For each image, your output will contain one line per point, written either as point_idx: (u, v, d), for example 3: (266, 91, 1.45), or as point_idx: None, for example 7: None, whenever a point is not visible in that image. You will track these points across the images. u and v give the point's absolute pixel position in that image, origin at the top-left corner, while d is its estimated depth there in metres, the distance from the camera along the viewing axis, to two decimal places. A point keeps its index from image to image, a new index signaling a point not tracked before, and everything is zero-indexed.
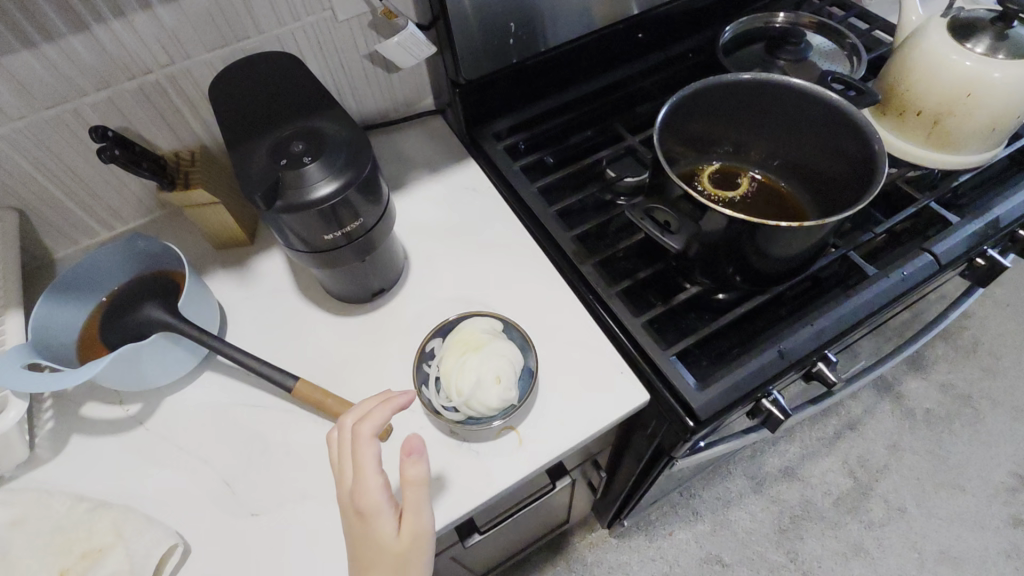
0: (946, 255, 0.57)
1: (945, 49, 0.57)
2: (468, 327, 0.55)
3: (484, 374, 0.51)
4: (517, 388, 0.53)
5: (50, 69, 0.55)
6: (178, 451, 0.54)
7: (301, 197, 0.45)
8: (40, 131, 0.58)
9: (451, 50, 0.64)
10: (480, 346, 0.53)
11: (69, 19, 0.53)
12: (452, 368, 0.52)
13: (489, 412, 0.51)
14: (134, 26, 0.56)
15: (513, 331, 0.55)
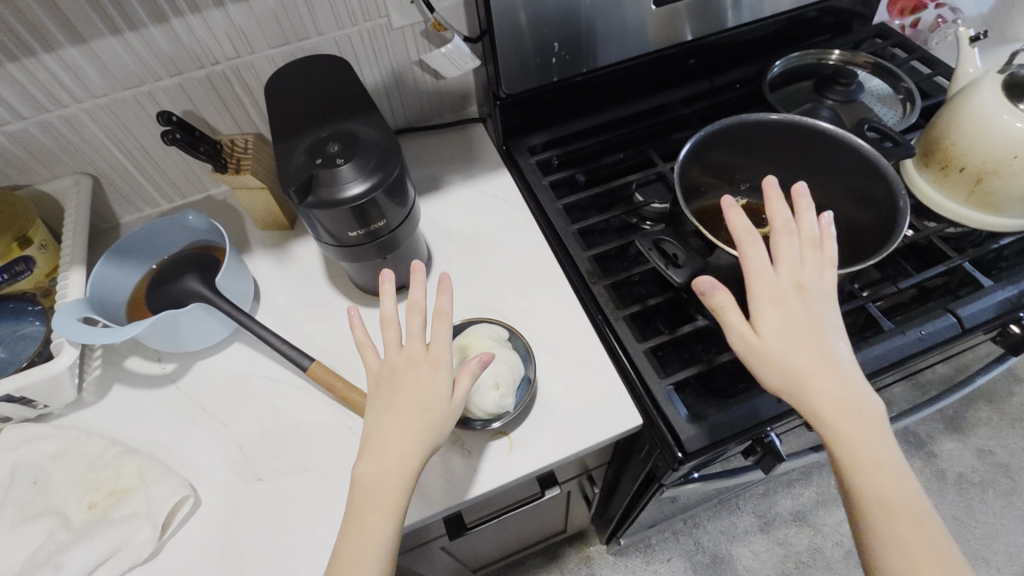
0: (970, 319, 0.56)
1: (995, 106, 0.55)
2: (475, 332, 0.58)
3: (484, 378, 0.54)
4: (515, 396, 0.55)
5: (131, 54, 0.61)
6: (201, 412, 0.59)
7: (331, 195, 0.49)
8: (118, 107, 0.64)
9: (495, 64, 0.67)
10: (483, 352, 0.55)
11: (152, 11, 0.58)
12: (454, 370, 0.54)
13: (484, 414, 0.53)
14: (207, 21, 0.61)
15: (517, 341, 0.58)
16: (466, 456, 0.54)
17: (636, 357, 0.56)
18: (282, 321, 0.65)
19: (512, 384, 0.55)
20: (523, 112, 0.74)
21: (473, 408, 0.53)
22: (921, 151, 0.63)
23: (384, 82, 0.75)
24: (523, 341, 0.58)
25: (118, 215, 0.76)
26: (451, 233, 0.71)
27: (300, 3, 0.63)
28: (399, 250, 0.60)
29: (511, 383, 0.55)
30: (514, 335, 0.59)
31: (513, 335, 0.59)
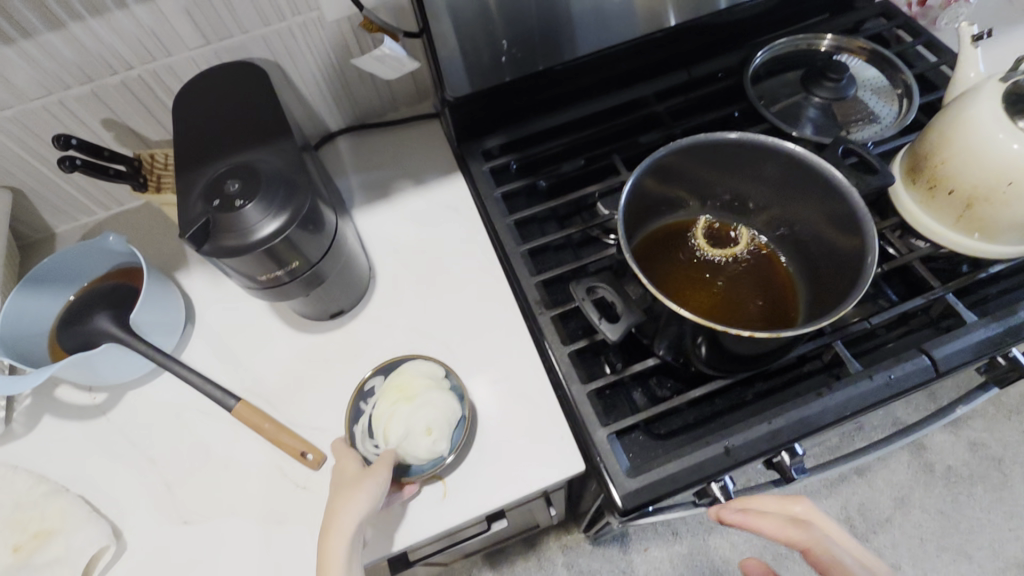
0: (946, 361, 0.51)
1: (990, 123, 0.49)
2: (408, 369, 0.55)
3: (414, 426, 0.51)
4: (452, 438, 0.52)
5: (32, 65, 0.55)
6: (129, 447, 0.57)
7: (231, 242, 0.44)
8: (28, 120, 0.59)
9: (438, 65, 0.61)
10: (413, 397, 0.52)
11: (46, 18, 0.53)
12: (383, 416, 0.52)
13: (416, 461, 0.52)
14: (112, 25, 0.55)
15: (453, 379, 0.55)
16: (397, 501, 0.52)
17: (576, 399, 0.52)
18: (217, 347, 0.62)
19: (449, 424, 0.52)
20: (473, 110, 0.68)
21: (403, 457, 0.51)
22: (910, 166, 0.57)
23: (325, 78, 0.69)
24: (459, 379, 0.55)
25: (53, 226, 0.72)
26: (397, 248, 0.67)
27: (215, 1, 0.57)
28: (330, 282, 0.56)
29: (445, 425, 0.52)
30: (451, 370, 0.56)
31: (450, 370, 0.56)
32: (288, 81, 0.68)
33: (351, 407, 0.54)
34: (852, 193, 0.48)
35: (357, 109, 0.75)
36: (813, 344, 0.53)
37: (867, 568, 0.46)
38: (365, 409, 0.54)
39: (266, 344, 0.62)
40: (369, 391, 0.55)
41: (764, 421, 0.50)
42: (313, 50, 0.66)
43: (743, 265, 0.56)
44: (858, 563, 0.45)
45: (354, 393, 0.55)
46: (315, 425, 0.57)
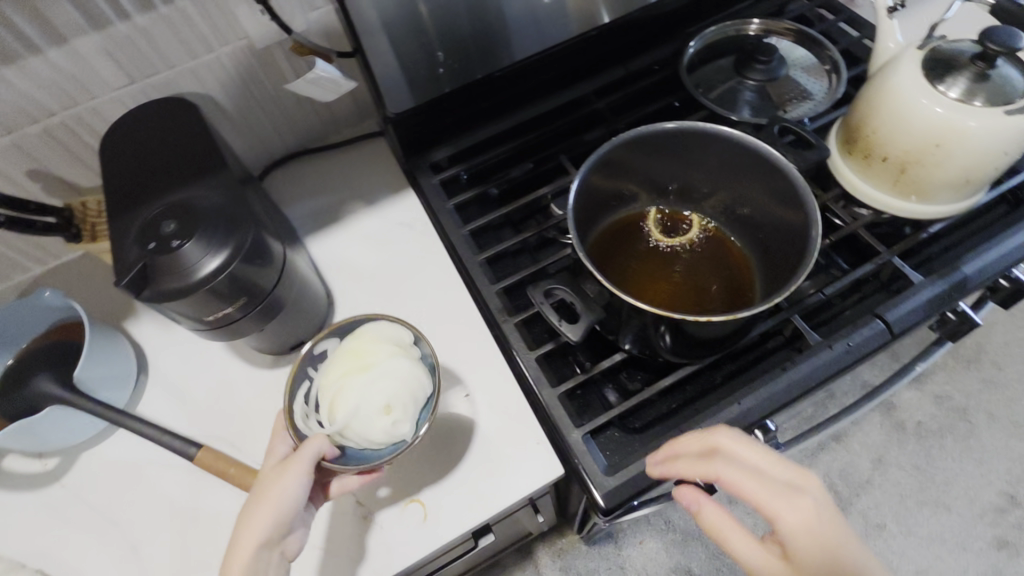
0: (899, 324, 0.52)
1: (914, 90, 0.51)
2: (370, 332, 0.52)
3: (374, 400, 0.48)
4: (411, 420, 0.48)
5: None
6: (90, 511, 0.54)
7: (173, 285, 0.43)
8: None
9: (375, 82, 0.61)
10: (367, 365, 0.49)
11: None
12: (333, 386, 0.49)
13: (370, 445, 0.48)
14: (26, 72, 0.52)
15: (422, 348, 0.52)
16: (370, 522, 0.52)
17: (548, 404, 0.52)
18: (174, 395, 0.60)
19: (416, 403, 0.48)
20: (416, 123, 0.67)
21: (353, 437, 0.48)
22: (844, 137, 0.58)
23: (261, 106, 0.67)
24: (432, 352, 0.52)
25: None
26: (353, 271, 0.66)
27: (135, 38, 0.55)
28: (285, 313, 0.55)
29: (411, 404, 0.48)
30: (421, 338, 0.53)
31: (420, 339, 0.53)
32: (223, 113, 0.66)
33: (296, 371, 0.51)
34: (792, 170, 0.49)
35: (299, 134, 0.73)
36: (772, 322, 0.54)
37: (781, 487, 0.42)
38: (311, 377, 0.51)
39: (227, 385, 0.60)
40: (319, 357, 0.52)
41: (733, 403, 0.50)
42: (245, 78, 0.64)
43: (696, 252, 0.57)
44: (755, 477, 0.42)
45: (298, 361, 0.51)
46: None
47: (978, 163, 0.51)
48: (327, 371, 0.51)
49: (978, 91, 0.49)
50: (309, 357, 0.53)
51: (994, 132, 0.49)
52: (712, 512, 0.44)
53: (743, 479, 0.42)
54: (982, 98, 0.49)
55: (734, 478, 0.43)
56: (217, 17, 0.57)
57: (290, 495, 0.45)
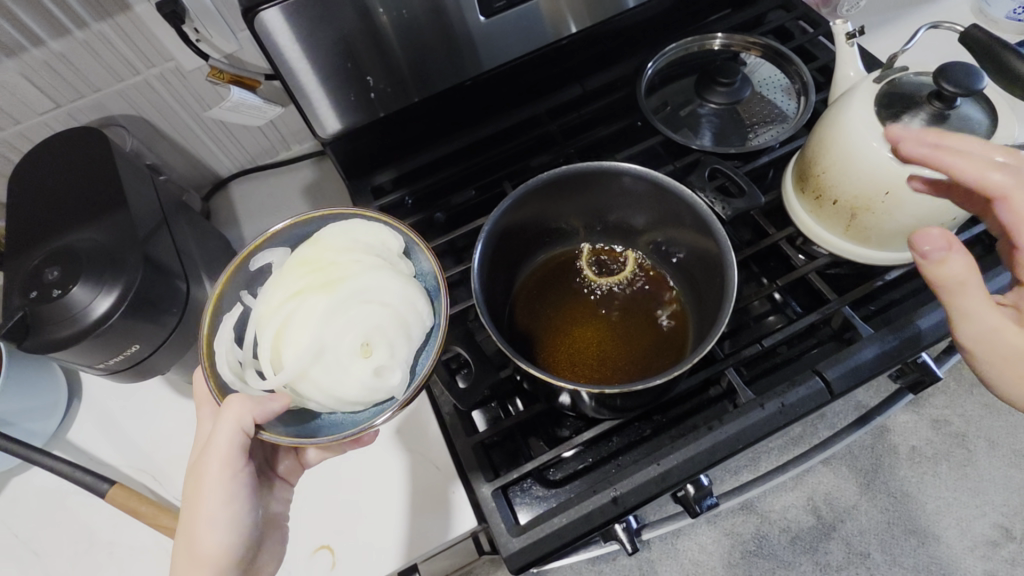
0: (840, 382, 0.49)
1: (865, 131, 0.46)
2: (337, 240, 0.46)
3: (346, 341, 0.42)
4: (393, 360, 0.42)
5: None
6: (14, 539, 0.55)
7: (53, 335, 0.42)
8: None
9: (304, 108, 0.59)
10: (330, 287, 0.43)
11: None
12: (287, 309, 0.43)
13: (341, 406, 0.42)
14: None
15: (418, 273, 0.46)
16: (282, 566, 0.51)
17: (462, 454, 0.50)
18: (104, 423, 0.59)
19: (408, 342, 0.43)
20: (357, 147, 0.65)
21: (325, 400, 0.41)
22: (798, 173, 0.54)
23: (200, 126, 0.66)
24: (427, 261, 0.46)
25: None
26: None
27: (53, 63, 0.53)
28: (199, 348, 0.54)
29: (395, 345, 0.42)
30: (413, 247, 0.47)
31: (412, 248, 0.47)
32: (161, 134, 0.64)
33: (234, 272, 0.45)
34: (717, 230, 0.44)
35: (246, 152, 0.72)
36: (701, 375, 0.50)
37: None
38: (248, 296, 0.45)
39: (153, 415, 0.59)
40: (266, 269, 0.46)
41: (653, 463, 0.48)
42: (179, 98, 0.62)
43: (626, 294, 0.54)
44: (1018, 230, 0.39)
45: (229, 277, 0.44)
46: None
47: (930, 213, 0.47)
48: (278, 287, 0.44)
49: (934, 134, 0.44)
50: (247, 274, 0.46)
51: (951, 180, 0.44)
52: (962, 260, 0.38)
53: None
54: None
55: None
56: (140, 41, 0.55)
57: (218, 513, 0.42)
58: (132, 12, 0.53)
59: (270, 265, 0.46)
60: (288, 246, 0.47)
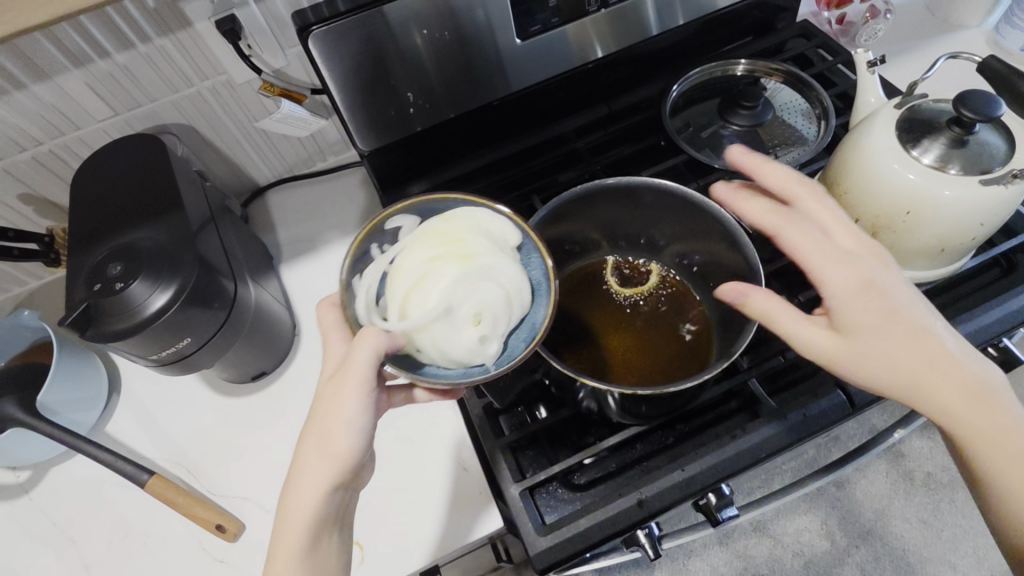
0: (860, 396, 0.51)
1: (886, 153, 0.48)
2: (464, 219, 0.45)
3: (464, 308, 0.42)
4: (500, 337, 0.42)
5: None
6: (52, 527, 0.56)
7: (114, 325, 0.44)
8: None
9: (346, 121, 0.62)
10: (463, 258, 0.43)
11: None
12: (417, 266, 0.43)
13: (444, 363, 0.42)
14: (14, 105, 0.55)
15: (532, 263, 0.45)
16: None
17: (490, 457, 0.51)
18: (142, 417, 0.61)
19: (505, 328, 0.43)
20: (393, 159, 0.68)
21: (435, 354, 0.41)
22: (820, 193, 0.56)
23: (245, 136, 0.69)
24: (540, 254, 0.45)
25: None
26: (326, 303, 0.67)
27: (116, 74, 0.57)
28: (240, 346, 0.56)
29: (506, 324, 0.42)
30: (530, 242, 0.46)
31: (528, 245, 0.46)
32: (207, 143, 0.68)
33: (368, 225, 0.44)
34: (746, 246, 0.46)
35: (284, 162, 0.75)
36: (725, 385, 0.52)
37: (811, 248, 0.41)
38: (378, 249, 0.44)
39: (189, 410, 0.61)
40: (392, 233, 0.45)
41: (677, 469, 0.49)
42: (227, 109, 0.65)
43: (651, 305, 0.56)
44: (788, 243, 0.42)
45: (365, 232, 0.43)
46: (236, 494, 0.56)
47: (952, 233, 0.48)
48: (416, 248, 0.44)
49: (953, 158, 0.46)
50: (377, 232, 0.45)
51: (971, 202, 0.46)
52: (761, 295, 0.42)
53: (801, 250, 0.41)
54: (957, 166, 0.46)
55: (799, 243, 0.41)
56: (197, 55, 0.59)
57: (356, 428, 0.40)
58: (192, 28, 0.56)
59: (401, 229, 0.46)
60: (418, 216, 0.46)
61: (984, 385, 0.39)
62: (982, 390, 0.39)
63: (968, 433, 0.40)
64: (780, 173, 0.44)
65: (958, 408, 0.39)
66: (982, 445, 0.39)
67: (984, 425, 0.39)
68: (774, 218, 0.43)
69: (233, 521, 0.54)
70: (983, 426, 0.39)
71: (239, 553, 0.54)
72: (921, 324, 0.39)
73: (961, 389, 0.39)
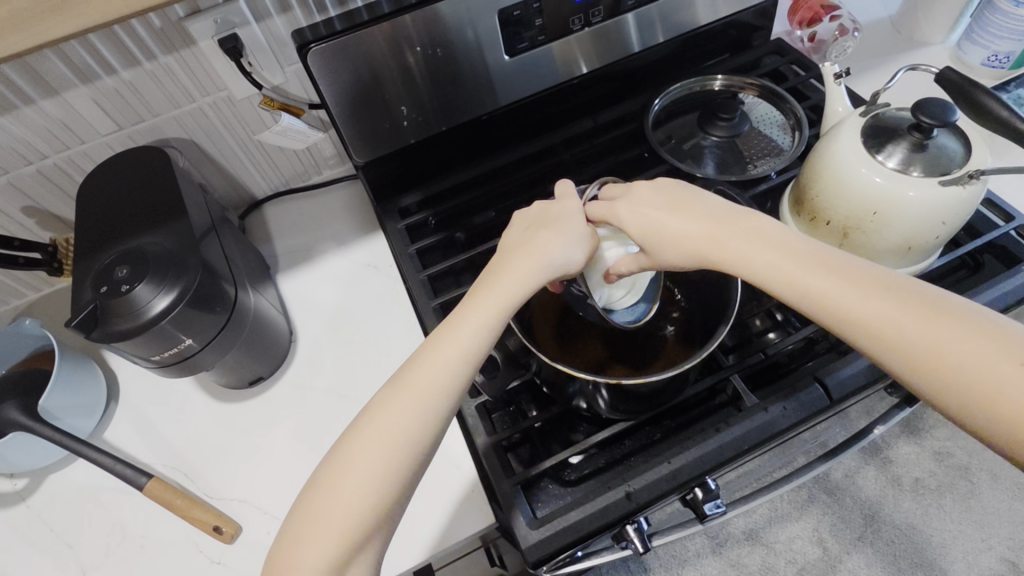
0: (837, 389, 0.53)
1: (852, 158, 0.52)
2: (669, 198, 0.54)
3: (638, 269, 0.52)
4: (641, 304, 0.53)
5: None
6: (49, 533, 0.57)
7: (119, 325, 0.46)
8: None
9: (342, 134, 0.65)
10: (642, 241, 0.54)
11: None
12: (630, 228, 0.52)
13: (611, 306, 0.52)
14: (22, 120, 0.57)
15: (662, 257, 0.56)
16: None
17: (483, 454, 0.53)
18: (140, 423, 0.62)
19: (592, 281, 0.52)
20: (386, 171, 0.71)
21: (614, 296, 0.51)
22: (794, 198, 0.59)
23: (244, 151, 0.72)
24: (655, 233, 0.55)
25: None
26: (322, 311, 0.69)
27: (121, 90, 0.59)
28: (238, 350, 0.57)
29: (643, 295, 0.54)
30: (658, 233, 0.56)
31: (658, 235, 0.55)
32: (207, 156, 0.70)
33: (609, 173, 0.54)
34: None
35: (281, 175, 0.77)
36: (709, 380, 0.54)
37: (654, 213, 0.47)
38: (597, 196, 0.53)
39: (186, 415, 0.63)
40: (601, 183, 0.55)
41: (663, 462, 0.51)
42: (227, 124, 0.68)
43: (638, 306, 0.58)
44: (655, 208, 0.47)
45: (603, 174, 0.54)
46: (234, 496, 0.57)
47: (917, 231, 0.51)
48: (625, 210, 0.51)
49: (915, 161, 0.49)
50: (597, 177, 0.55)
51: (932, 202, 0.49)
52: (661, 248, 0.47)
53: (636, 211, 0.48)
54: (919, 168, 0.49)
55: (628, 216, 0.48)
56: (200, 72, 0.61)
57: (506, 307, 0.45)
58: (195, 47, 0.59)
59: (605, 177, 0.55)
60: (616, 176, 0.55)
61: (953, 309, 0.36)
62: (942, 309, 0.36)
63: (965, 399, 0.34)
64: (691, 192, 0.49)
65: (919, 333, 0.35)
66: (984, 411, 0.33)
67: (954, 346, 0.34)
68: (682, 217, 0.46)
69: (231, 521, 0.55)
70: (953, 350, 0.34)
71: (237, 554, 0.54)
72: (894, 280, 0.38)
73: (915, 310, 0.36)
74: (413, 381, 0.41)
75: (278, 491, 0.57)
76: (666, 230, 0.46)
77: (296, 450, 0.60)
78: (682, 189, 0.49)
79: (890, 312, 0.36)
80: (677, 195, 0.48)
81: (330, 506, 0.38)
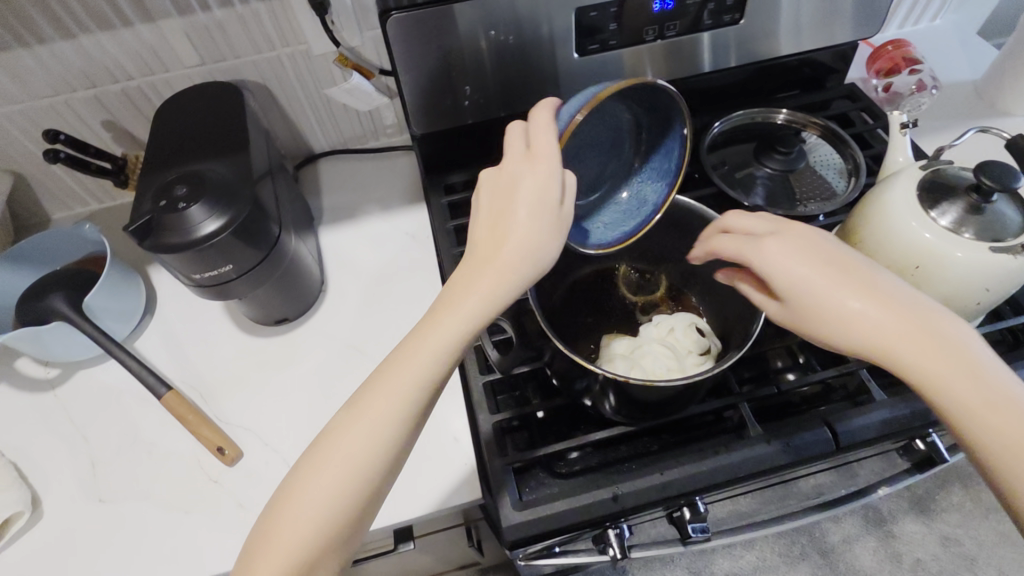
0: (845, 437, 0.52)
1: (903, 208, 0.51)
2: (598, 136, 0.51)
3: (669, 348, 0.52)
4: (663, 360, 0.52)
5: (42, 67, 0.61)
6: (69, 422, 0.60)
7: (169, 239, 0.49)
8: (35, 115, 0.66)
9: (405, 103, 0.67)
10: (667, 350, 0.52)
11: (58, 27, 0.59)
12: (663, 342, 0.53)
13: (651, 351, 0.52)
14: (117, 39, 0.61)
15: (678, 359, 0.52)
16: None
17: (480, 431, 0.54)
18: (168, 340, 0.66)
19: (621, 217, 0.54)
20: (440, 147, 0.73)
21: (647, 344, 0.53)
22: (837, 240, 0.58)
23: (311, 105, 0.75)
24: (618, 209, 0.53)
25: (49, 212, 0.78)
26: (354, 268, 0.71)
27: (210, 27, 0.63)
28: (269, 288, 0.60)
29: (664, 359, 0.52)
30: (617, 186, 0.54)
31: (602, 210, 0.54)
32: (276, 103, 0.74)
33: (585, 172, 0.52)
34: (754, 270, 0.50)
35: (340, 134, 0.80)
36: (717, 403, 0.53)
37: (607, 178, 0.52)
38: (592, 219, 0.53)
39: (212, 340, 0.66)
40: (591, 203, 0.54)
41: (655, 473, 0.51)
42: (301, 76, 0.71)
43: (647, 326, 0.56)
44: (800, 259, 0.43)
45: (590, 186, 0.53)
46: (240, 424, 0.60)
47: (957, 294, 0.50)
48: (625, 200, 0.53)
49: (968, 223, 0.49)
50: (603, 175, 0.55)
51: (978, 266, 0.48)
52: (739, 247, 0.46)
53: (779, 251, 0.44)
54: (970, 230, 0.48)
55: (771, 253, 0.44)
56: (284, 22, 0.65)
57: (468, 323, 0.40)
58: None
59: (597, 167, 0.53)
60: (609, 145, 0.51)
61: None
62: None
63: None
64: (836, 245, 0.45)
65: None
66: None
67: None
68: (815, 265, 0.43)
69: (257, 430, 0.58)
70: None
71: (233, 478, 0.57)
72: None
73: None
74: (371, 399, 0.39)
75: (282, 427, 0.60)
76: (810, 285, 0.43)
77: (305, 392, 0.62)
78: (804, 229, 0.45)
79: (1001, 427, 0.37)
80: (851, 260, 0.44)
81: (284, 531, 0.38)
